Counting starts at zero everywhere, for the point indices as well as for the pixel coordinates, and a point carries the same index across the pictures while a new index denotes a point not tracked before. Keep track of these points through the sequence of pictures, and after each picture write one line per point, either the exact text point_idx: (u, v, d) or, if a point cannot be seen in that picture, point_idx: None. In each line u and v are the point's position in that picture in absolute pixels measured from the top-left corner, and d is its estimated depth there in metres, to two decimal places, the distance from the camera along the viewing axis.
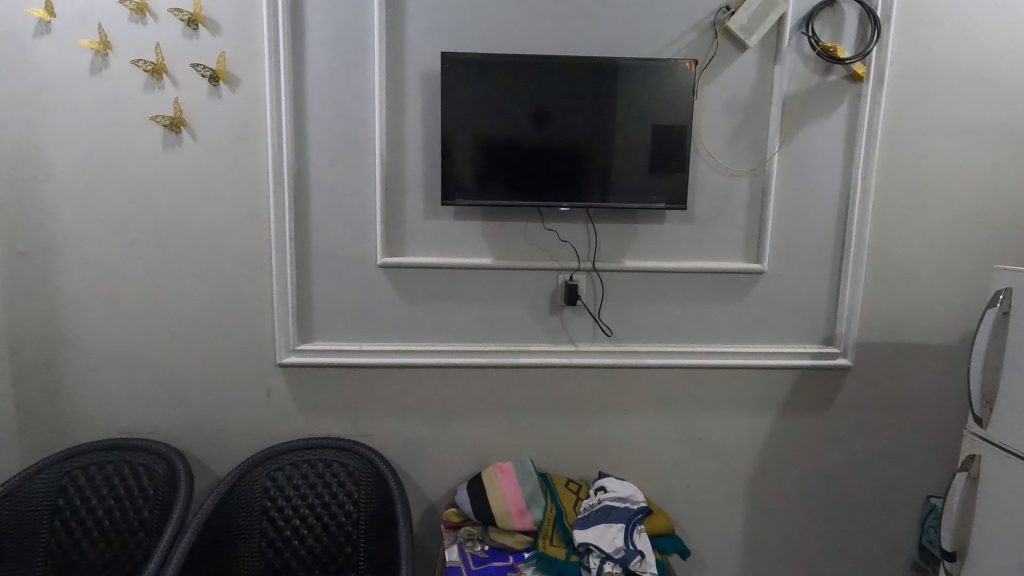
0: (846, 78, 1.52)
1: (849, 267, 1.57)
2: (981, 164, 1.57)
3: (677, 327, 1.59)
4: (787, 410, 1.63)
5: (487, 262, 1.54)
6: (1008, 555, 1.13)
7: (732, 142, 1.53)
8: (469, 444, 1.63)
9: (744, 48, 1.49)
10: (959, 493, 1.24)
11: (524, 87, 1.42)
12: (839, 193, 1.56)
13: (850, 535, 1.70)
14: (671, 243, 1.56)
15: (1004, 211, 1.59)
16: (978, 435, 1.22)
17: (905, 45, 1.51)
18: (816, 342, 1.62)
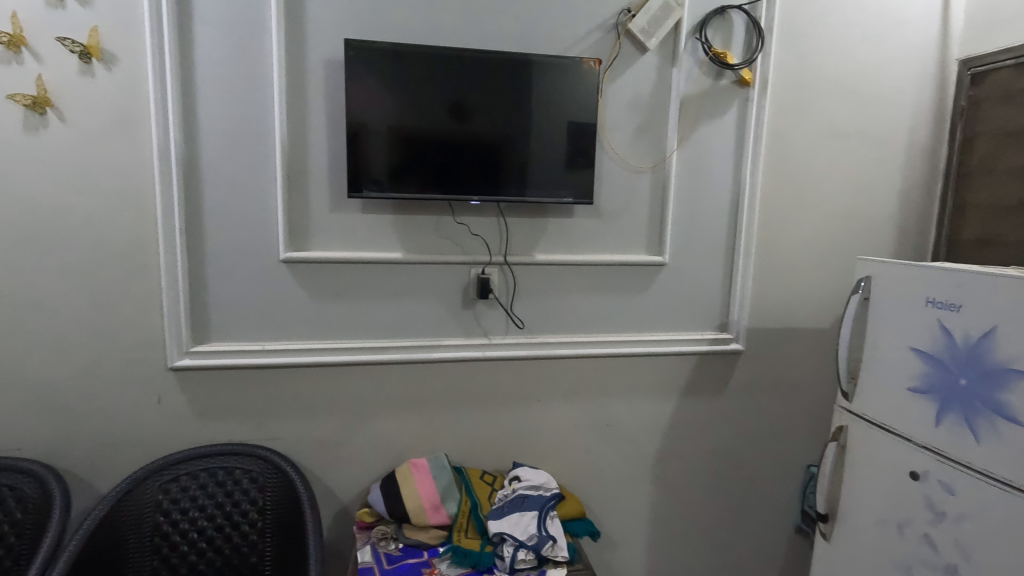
0: (735, 82, 1.64)
1: (740, 259, 1.69)
2: (849, 165, 1.75)
3: (587, 318, 1.65)
4: (687, 393, 1.74)
5: (397, 256, 1.51)
6: (870, 512, 1.28)
7: (635, 139, 1.60)
8: (382, 442, 1.60)
9: (645, 50, 1.56)
10: (830, 461, 1.37)
11: (434, 79, 1.41)
12: (731, 190, 1.68)
13: (744, 507, 1.84)
14: (579, 237, 1.61)
15: (868, 207, 1.78)
16: (845, 408, 1.36)
17: (787, 54, 1.65)
18: (712, 329, 1.73)
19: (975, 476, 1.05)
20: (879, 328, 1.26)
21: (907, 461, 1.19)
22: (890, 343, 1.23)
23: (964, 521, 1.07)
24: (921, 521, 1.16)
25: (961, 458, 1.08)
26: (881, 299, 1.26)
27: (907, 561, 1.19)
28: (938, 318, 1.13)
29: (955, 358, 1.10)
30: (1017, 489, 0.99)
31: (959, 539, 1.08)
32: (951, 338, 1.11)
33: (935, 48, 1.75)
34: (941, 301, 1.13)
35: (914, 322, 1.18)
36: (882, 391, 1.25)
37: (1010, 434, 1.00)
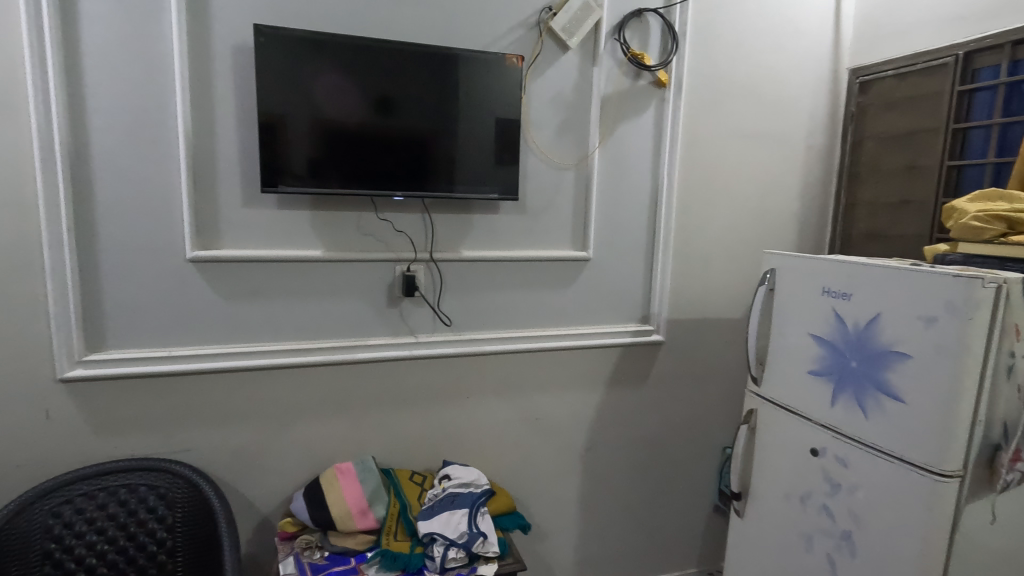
0: (652, 83, 1.70)
1: (659, 253, 1.76)
2: (757, 165, 1.86)
3: (514, 314, 1.66)
4: (612, 384, 1.80)
5: (318, 254, 1.45)
6: (777, 488, 1.37)
7: (559, 137, 1.62)
8: (304, 447, 1.54)
9: (566, 48, 1.59)
10: (742, 441, 1.47)
11: (352, 70, 1.35)
12: (650, 187, 1.75)
13: (666, 491, 1.92)
14: (505, 233, 1.62)
15: (773, 204, 1.90)
16: (754, 393, 1.45)
17: (699, 58, 1.73)
18: (635, 321, 1.80)
19: (864, 449, 1.16)
20: (783, 316, 1.35)
21: (808, 438, 1.29)
22: (792, 331, 1.33)
23: (856, 491, 1.17)
24: (820, 493, 1.25)
25: (853, 434, 1.18)
26: (785, 290, 1.35)
27: (809, 531, 1.28)
28: (832, 306, 1.23)
29: (846, 342, 1.19)
30: (899, 459, 1.09)
31: (852, 508, 1.18)
32: (843, 324, 1.20)
33: (829, 58, 1.90)
34: (835, 290, 1.22)
35: (813, 310, 1.27)
36: (786, 375, 1.34)
37: (893, 409, 1.10)
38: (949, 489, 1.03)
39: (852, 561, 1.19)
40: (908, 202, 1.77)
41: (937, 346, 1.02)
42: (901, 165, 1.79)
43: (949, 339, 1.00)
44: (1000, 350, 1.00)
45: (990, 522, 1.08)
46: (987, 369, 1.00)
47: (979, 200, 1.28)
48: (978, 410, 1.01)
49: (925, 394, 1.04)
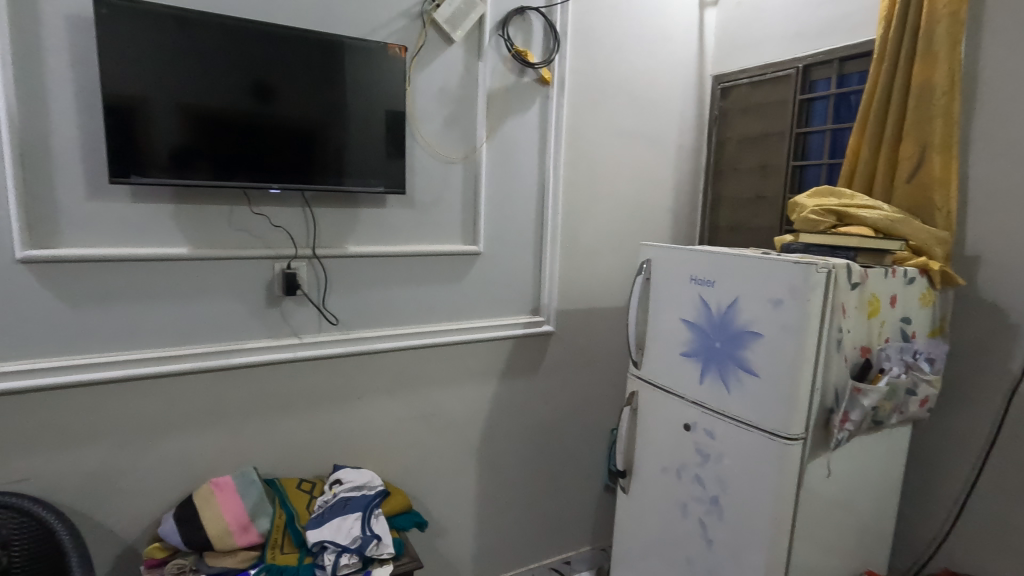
0: (536, 81, 1.74)
1: (547, 246, 1.82)
2: (634, 162, 1.98)
3: (405, 310, 1.63)
4: (506, 375, 1.83)
5: (183, 252, 1.33)
6: (657, 462, 1.48)
7: (446, 130, 1.61)
8: (174, 464, 1.40)
9: (451, 41, 1.58)
10: (625, 422, 1.56)
11: (216, 51, 1.24)
12: (537, 182, 1.79)
13: (560, 475, 2.00)
14: (393, 227, 1.58)
15: (650, 199, 2.04)
16: (636, 375, 1.55)
17: (580, 58, 1.80)
18: (526, 313, 1.84)
19: (728, 421, 1.28)
20: (658, 303, 1.46)
21: (682, 415, 1.40)
22: (667, 316, 1.43)
23: (722, 459, 1.29)
24: (693, 464, 1.37)
25: (718, 408, 1.30)
26: (659, 278, 1.45)
27: (684, 499, 1.40)
28: (699, 293, 1.34)
29: (711, 325, 1.31)
30: (755, 427, 1.22)
31: (719, 475, 1.30)
32: (708, 308, 1.32)
33: (694, 64, 2.06)
34: (701, 278, 1.33)
35: (683, 297, 1.38)
36: (662, 357, 1.45)
37: (750, 383, 1.22)
38: (795, 450, 1.17)
39: (720, 523, 1.31)
40: (762, 197, 1.98)
41: (783, 325, 1.15)
42: (755, 164, 1.99)
43: (792, 318, 1.13)
44: (832, 326, 1.14)
45: (827, 476, 1.24)
46: (823, 343, 1.14)
47: (816, 196, 1.48)
48: (816, 380, 1.15)
49: (775, 368, 1.17)
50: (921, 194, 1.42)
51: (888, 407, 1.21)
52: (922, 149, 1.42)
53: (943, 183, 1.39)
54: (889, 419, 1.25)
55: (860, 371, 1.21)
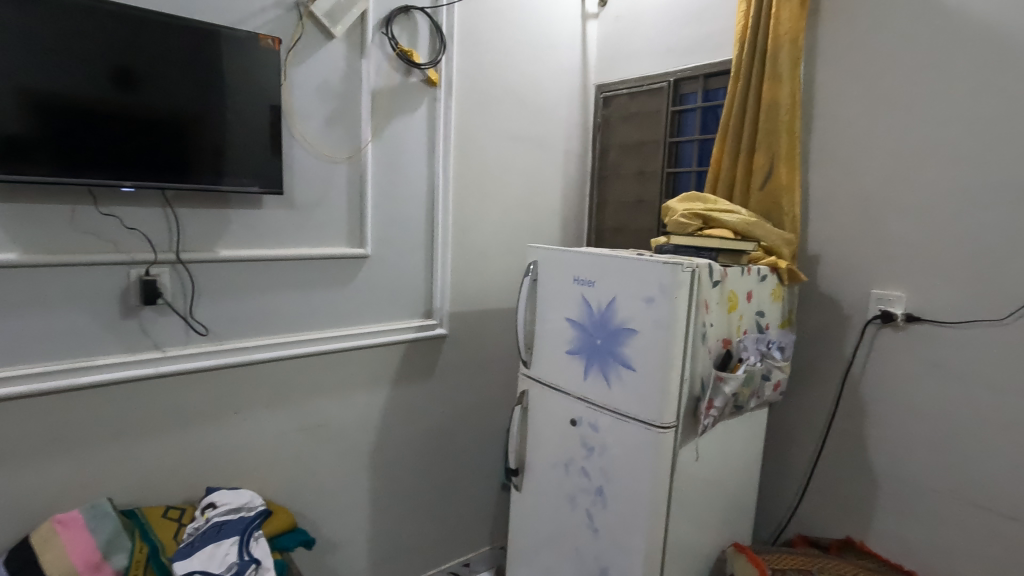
0: (423, 81, 1.72)
1: (439, 249, 1.81)
2: (523, 166, 2.02)
3: (286, 317, 1.54)
4: (399, 381, 1.79)
5: (12, 258, 1.15)
6: (547, 458, 1.52)
7: (327, 128, 1.54)
8: (6, 502, 1.21)
9: (331, 36, 1.52)
10: (517, 421, 1.59)
11: (53, 30, 1.09)
12: (426, 184, 1.77)
13: (457, 477, 1.99)
14: (271, 229, 1.48)
15: (539, 202, 2.09)
16: (526, 375, 1.58)
17: (467, 62, 1.81)
18: (418, 316, 1.82)
19: (610, 415, 1.34)
20: (545, 303, 1.50)
21: (568, 411, 1.45)
22: (553, 315, 1.48)
23: (605, 451, 1.36)
24: (579, 457, 1.42)
25: (601, 402, 1.36)
26: (545, 279, 1.49)
27: (572, 492, 1.45)
28: (581, 292, 1.40)
29: (593, 323, 1.37)
30: (633, 419, 1.29)
31: (603, 466, 1.37)
32: (590, 307, 1.37)
33: (579, 74, 2.15)
34: (583, 278, 1.39)
35: (567, 297, 1.43)
36: (550, 356, 1.49)
37: (628, 377, 1.29)
38: (668, 438, 1.25)
39: (605, 512, 1.37)
40: (642, 201, 2.09)
41: (655, 322, 1.23)
42: (636, 170, 2.11)
43: (662, 315, 1.21)
44: (697, 322, 1.24)
45: (696, 459, 1.34)
46: (689, 337, 1.24)
47: (686, 200, 1.59)
48: (684, 371, 1.25)
49: (649, 362, 1.25)
50: (771, 200, 1.59)
51: (746, 393, 1.34)
52: (772, 160, 1.58)
53: (789, 191, 1.56)
54: (748, 404, 1.38)
55: (722, 361, 1.32)
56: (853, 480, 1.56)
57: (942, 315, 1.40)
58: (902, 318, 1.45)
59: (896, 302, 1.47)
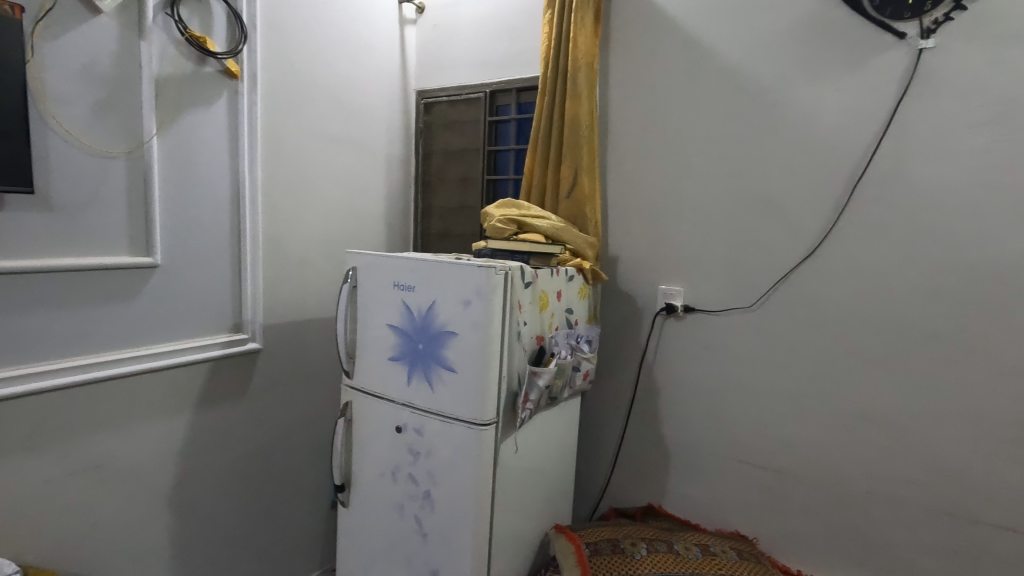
0: (221, 72, 1.56)
1: (248, 256, 1.66)
2: (342, 168, 1.95)
3: (47, 341, 1.27)
4: (204, 404, 1.60)
5: None
6: (374, 469, 1.48)
7: (97, 117, 1.32)
8: None
9: (97, 10, 1.30)
10: (341, 435, 1.52)
11: None
12: (229, 185, 1.61)
13: (278, 502, 1.84)
14: (21, 235, 1.21)
15: (361, 206, 2.04)
16: (349, 386, 1.52)
17: (273, 55, 1.69)
18: (225, 330, 1.64)
19: (434, 418, 1.35)
20: (366, 310, 1.46)
21: (394, 418, 1.43)
22: (375, 323, 1.44)
23: (430, 454, 1.36)
24: (406, 464, 1.41)
25: (425, 405, 1.37)
26: (365, 286, 1.46)
27: (400, 500, 1.43)
28: (401, 298, 1.39)
29: (414, 328, 1.37)
30: (455, 419, 1.32)
31: (429, 470, 1.37)
32: (410, 312, 1.37)
33: (398, 78, 2.15)
34: (402, 284, 1.38)
35: (387, 302, 1.41)
36: (373, 363, 1.46)
37: (449, 379, 1.32)
38: (489, 434, 1.30)
39: (433, 515, 1.38)
40: (464, 207, 2.15)
41: (472, 323, 1.27)
42: (458, 176, 2.16)
43: (479, 315, 1.26)
44: (511, 321, 1.31)
45: (516, 452, 1.41)
46: (505, 336, 1.30)
47: (502, 206, 1.66)
48: (502, 369, 1.31)
49: (468, 362, 1.28)
50: (577, 207, 1.74)
51: (559, 384, 1.45)
52: (576, 170, 1.74)
53: (591, 198, 1.73)
54: (562, 394, 1.50)
55: (536, 356, 1.41)
56: (652, 453, 1.78)
57: (711, 305, 1.67)
58: (681, 309, 1.70)
59: (676, 295, 1.71)
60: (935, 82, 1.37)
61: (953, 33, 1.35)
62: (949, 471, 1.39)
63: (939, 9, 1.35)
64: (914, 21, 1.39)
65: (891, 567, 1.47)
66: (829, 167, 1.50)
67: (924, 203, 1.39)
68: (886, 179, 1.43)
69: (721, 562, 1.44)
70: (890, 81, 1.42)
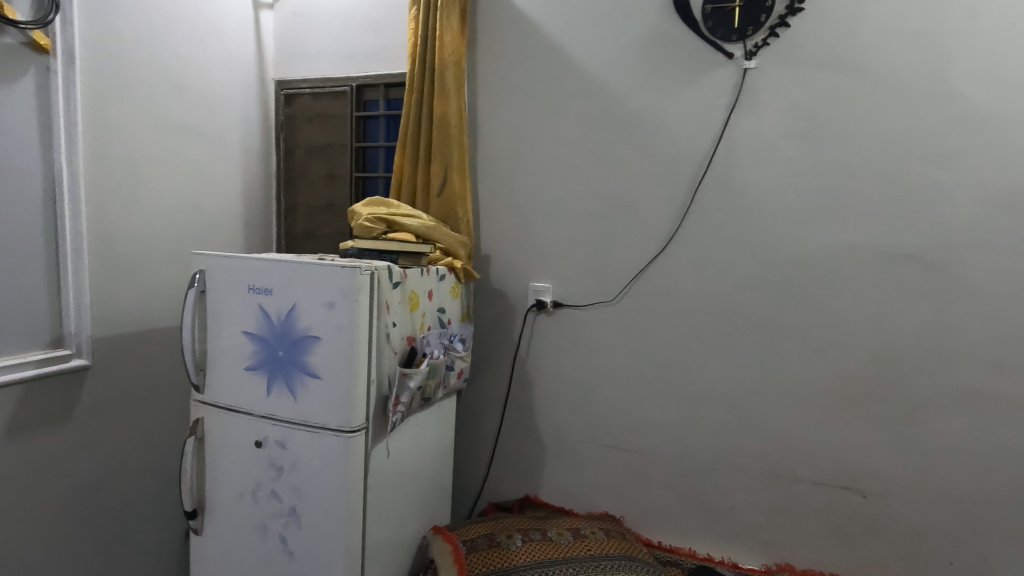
0: (25, 45, 1.33)
1: (69, 259, 1.44)
2: (188, 162, 1.77)
3: None
4: (16, 436, 1.34)
5: None
6: (231, 490, 1.36)
7: None
8: None
9: None
10: (190, 456, 1.37)
11: None
12: (42, 177, 1.38)
13: (117, 539, 1.62)
14: None
15: (212, 203, 1.87)
16: (199, 401, 1.38)
17: (95, 30, 1.47)
18: (41, 346, 1.40)
19: (299, 429, 1.27)
20: (217, 317, 1.33)
21: (252, 432, 1.32)
22: (228, 330, 1.32)
23: (295, 467, 1.28)
24: (268, 480, 1.31)
25: (288, 416, 1.28)
26: (215, 290, 1.33)
27: (263, 520, 1.33)
28: (257, 302, 1.29)
29: (273, 334, 1.28)
30: (321, 428, 1.25)
31: (295, 484, 1.29)
32: (268, 318, 1.28)
33: (253, 66, 2.00)
34: (258, 287, 1.28)
35: (242, 307, 1.30)
36: (227, 374, 1.33)
37: (313, 387, 1.25)
38: (359, 441, 1.25)
39: (299, 532, 1.30)
40: (331, 205, 2.05)
41: (337, 326, 1.21)
42: (324, 172, 2.06)
43: (344, 318, 1.20)
44: (379, 323, 1.27)
45: (388, 456, 1.37)
46: (373, 338, 1.26)
47: (370, 205, 1.61)
48: (370, 372, 1.26)
49: (333, 367, 1.22)
50: (448, 206, 1.74)
51: (431, 384, 1.43)
52: (446, 169, 1.74)
53: (462, 198, 1.74)
54: (435, 394, 1.49)
55: (407, 357, 1.38)
56: (526, 446, 1.84)
57: (577, 300, 1.76)
58: (551, 305, 1.77)
59: (546, 292, 1.78)
60: (757, 98, 1.56)
61: (770, 56, 1.54)
62: (777, 439, 1.60)
63: (758, 35, 1.55)
64: (739, 43, 1.57)
65: (734, 528, 1.65)
66: (675, 171, 1.64)
67: (751, 204, 1.58)
68: (721, 183, 1.60)
69: (590, 543, 1.52)
70: (722, 96, 1.59)
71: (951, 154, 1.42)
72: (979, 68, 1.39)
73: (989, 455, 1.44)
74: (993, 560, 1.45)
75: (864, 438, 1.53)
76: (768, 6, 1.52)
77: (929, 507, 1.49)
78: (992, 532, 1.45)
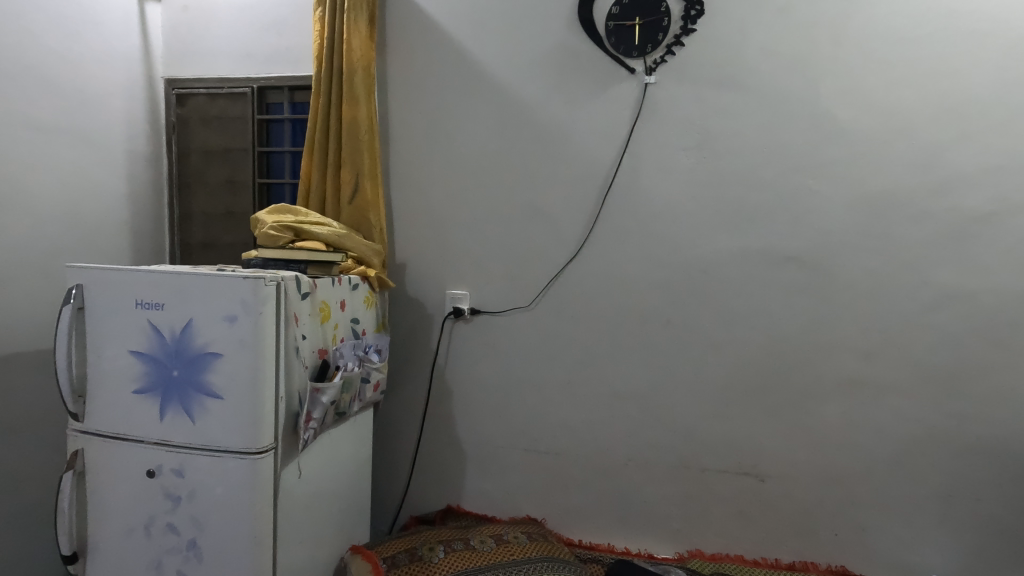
0: None
1: None
2: (61, 164, 1.59)
3: None
4: None
5: None
6: (118, 527, 1.23)
7: None
8: None
9: None
10: (68, 494, 1.22)
11: None
12: None
13: None
14: None
15: (92, 211, 1.70)
16: (78, 431, 1.24)
17: None
18: None
19: (198, 454, 1.17)
20: (98, 337, 1.20)
21: (143, 461, 1.20)
22: (112, 351, 1.20)
23: (194, 496, 1.18)
24: (163, 513, 1.20)
25: (185, 442, 1.18)
26: (96, 307, 1.20)
27: (157, 557, 1.21)
28: (146, 319, 1.18)
29: (166, 353, 1.17)
30: (224, 452, 1.16)
31: (194, 515, 1.18)
32: (160, 335, 1.17)
33: (139, 63, 1.84)
34: (147, 302, 1.17)
35: (127, 325, 1.19)
36: (111, 400, 1.21)
37: (214, 408, 1.16)
38: (266, 463, 1.17)
39: (200, 565, 1.19)
40: (232, 213, 1.93)
41: (239, 341, 1.14)
42: (223, 179, 1.93)
43: (247, 332, 1.13)
44: (287, 336, 1.21)
45: (300, 477, 1.30)
46: (280, 352, 1.19)
47: (275, 212, 1.53)
48: (278, 389, 1.19)
49: (236, 386, 1.15)
50: (359, 214, 1.69)
51: (345, 399, 1.37)
52: (357, 176, 1.69)
53: (374, 205, 1.70)
54: (349, 409, 1.43)
55: (319, 372, 1.32)
56: (447, 455, 1.82)
57: (494, 307, 1.77)
58: (468, 312, 1.77)
59: (463, 300, 1.77)
60: (657, 112, 1.66)
61: (667, 72, 1.65)
62: (684, 432, 1.69)
63: (657, 52, 1.64)
64: (640, 60, 1.66)
65: (648, 520, 1.72)
66: (584, 179, 1.71)
67: (655, 211, 1.68)
68: (627, 191, 1.69)
69: (513, 547, 1.52)
70: (626, 108, 1.67)
71: (823, 166, 1.59)
72: (843, 91, 1.57)
73: (862, 434, 1.61)
74: (869, 528, 1.62)
75: (759, 426, 1.66)
76: (665, 25, 1.62)
77: (815, 485, 1.64)
78: (867, 504, 1.62)
